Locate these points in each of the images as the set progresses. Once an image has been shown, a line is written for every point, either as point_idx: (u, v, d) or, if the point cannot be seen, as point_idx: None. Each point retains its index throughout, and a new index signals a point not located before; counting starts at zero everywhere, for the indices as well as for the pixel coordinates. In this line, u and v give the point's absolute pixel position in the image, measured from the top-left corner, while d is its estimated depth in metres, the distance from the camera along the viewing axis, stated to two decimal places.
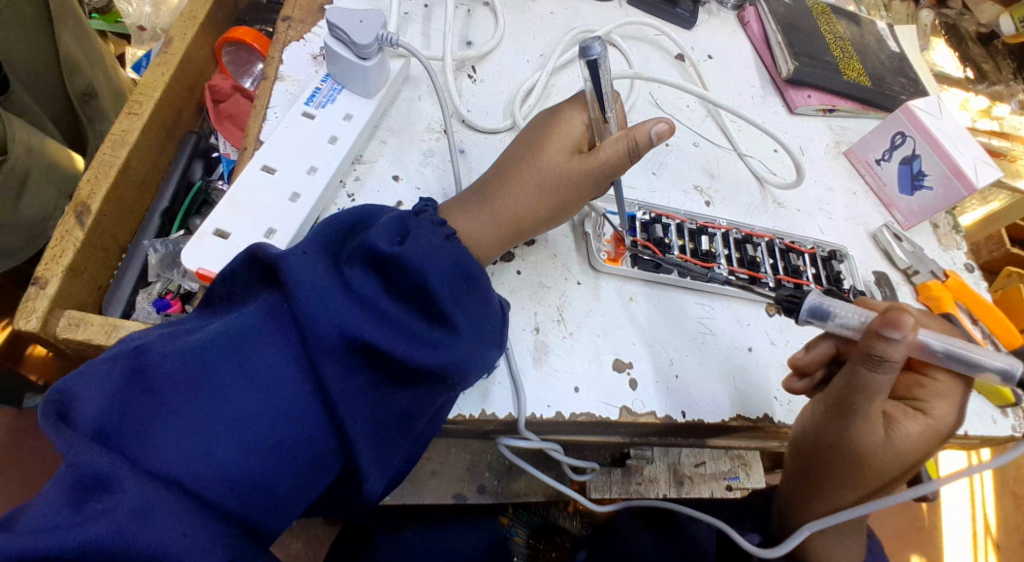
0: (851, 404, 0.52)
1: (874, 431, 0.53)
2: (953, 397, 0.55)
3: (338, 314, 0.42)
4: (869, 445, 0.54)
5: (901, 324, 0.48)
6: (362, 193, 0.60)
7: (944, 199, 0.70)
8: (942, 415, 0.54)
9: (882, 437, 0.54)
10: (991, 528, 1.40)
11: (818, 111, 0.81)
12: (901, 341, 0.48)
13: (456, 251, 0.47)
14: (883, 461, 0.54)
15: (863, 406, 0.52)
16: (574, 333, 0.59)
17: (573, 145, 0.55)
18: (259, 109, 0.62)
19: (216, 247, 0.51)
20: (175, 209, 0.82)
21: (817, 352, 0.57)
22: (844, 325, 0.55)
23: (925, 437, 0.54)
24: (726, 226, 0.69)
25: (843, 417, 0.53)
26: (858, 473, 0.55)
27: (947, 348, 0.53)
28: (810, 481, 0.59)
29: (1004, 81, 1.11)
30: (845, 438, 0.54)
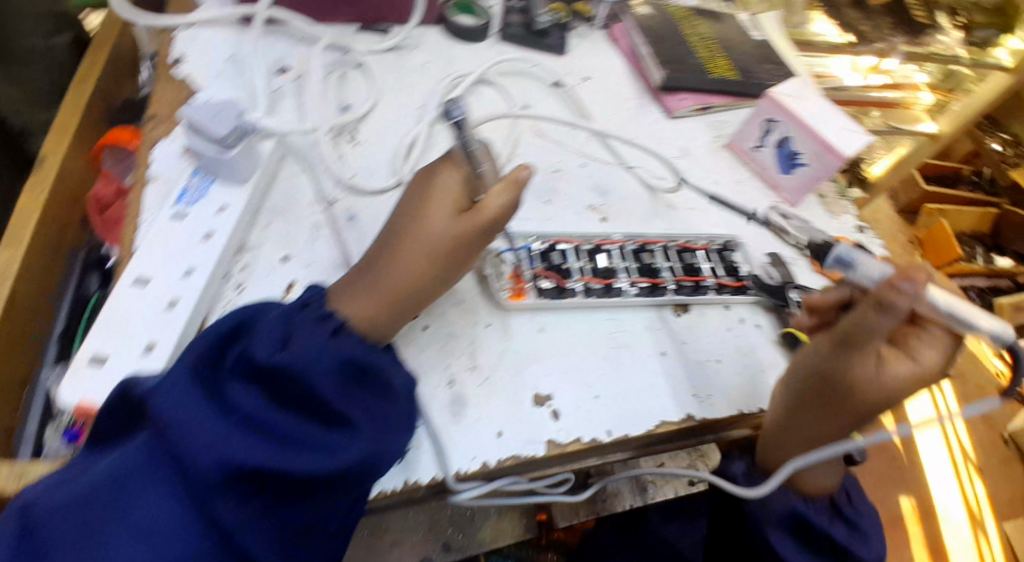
0: (854, 342, 0.50)
1: (865, 367, 0.51)
2: (947, 344, 0.51)
3: (216, 444, 0.40)
4: (861, 383, 0.51)
5: (911, 274, 0.48)
6: (251, 282, 0.58)
7: (821, 172, 0.74)
8: (930, 360, 0.51)
9: (874, 375, 0.51)
10: (971, 455, 1.45)
11: (694, 111, 0.84)
12: (910, 285, 0.47)
13: (341, 345, 0.45)
14: (869, 402, 0.52)
15: (865, 342, 0.50)
16: (490, 376, 0.60)
17: (455, 203, 0.50)
18: (132, 215, 0.60)
19: (93, 378, 0.50)
20: (72, 329, 0.79)
21: (834, 292, 0.60)
22: (865, 274, 0.54)
23: (914, 379, 0.51)
24: (620, 239, 0.70)
25: (842, 351, 0.52)
26: (848, 410, 0.54)
27: (951, 305, 0.49)
28: (798, 419, 0.57)
29: (884, 37, 1.14)
30: (839, 374, 0.52)
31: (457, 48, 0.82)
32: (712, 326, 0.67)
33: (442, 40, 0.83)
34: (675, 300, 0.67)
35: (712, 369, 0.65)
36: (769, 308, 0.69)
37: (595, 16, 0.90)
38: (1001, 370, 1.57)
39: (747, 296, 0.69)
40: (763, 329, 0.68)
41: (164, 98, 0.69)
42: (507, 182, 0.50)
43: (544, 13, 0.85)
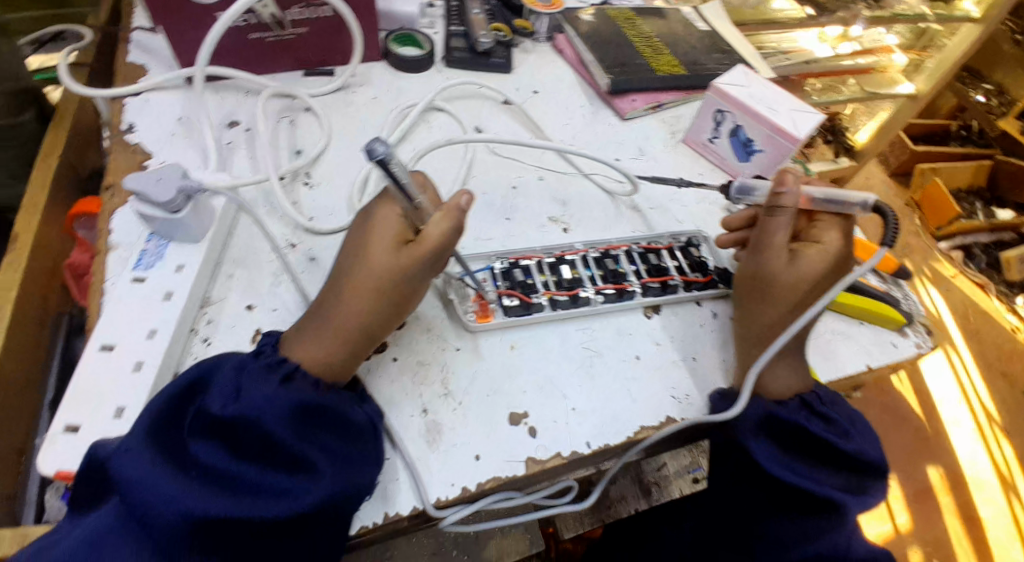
0: (760, 239, 0.61)
1: (782, 259, 0.60)
2: (838, 226, 0.62)
3: (176, 504, 0.40)
4: (782, 272, 0.59)
5: (785, 181, 0.61)
6: (217, 334, 0.59)
7: (778, 156, 0.74)
8: (831, 239, 0.61)
9: (789, 264, 0.60)
10: (995, 417, 1.49)
11: (647, 110, 0.86)
12: (789, 190, 0.60)
13: (296, 391, 0.45)
14: (799, 284, 0.59)
15: (769, 238, 0.60)
16: (463, 402, 0.59)
17: (398, 235, 0.51)
18: (98, 283, 0.61)
19: (68, 446, 0.50)
20: (65, 392, 0.82)
21: (741, 213, 0.69)
22: (762, 192, 0.68)
23: (826, 259, 0.60)
24: (582, 248, 0.70)
25: (761, 248, 0.61)
26: (775, 299, 0.59)
27: (825, 193, 0.62)
28: (744, 326, 0.61)
29: (842, 5, 1.24)
30: (763, 269, 0.60)
31: (408, 80, 0.84)
32: (684, 325, 0.67)
33: (388, 74, 0.84)
34: (644, 302, 0.67)
35: (685, 369, 0.64)
36: None
37: (537, 31, 0.92)
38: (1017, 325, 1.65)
39: (717, 289, 0.68)
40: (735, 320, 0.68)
41: (120, 165, 0.69)
42: (445, 212, 0.51)
43: (486, 34, 0.86)
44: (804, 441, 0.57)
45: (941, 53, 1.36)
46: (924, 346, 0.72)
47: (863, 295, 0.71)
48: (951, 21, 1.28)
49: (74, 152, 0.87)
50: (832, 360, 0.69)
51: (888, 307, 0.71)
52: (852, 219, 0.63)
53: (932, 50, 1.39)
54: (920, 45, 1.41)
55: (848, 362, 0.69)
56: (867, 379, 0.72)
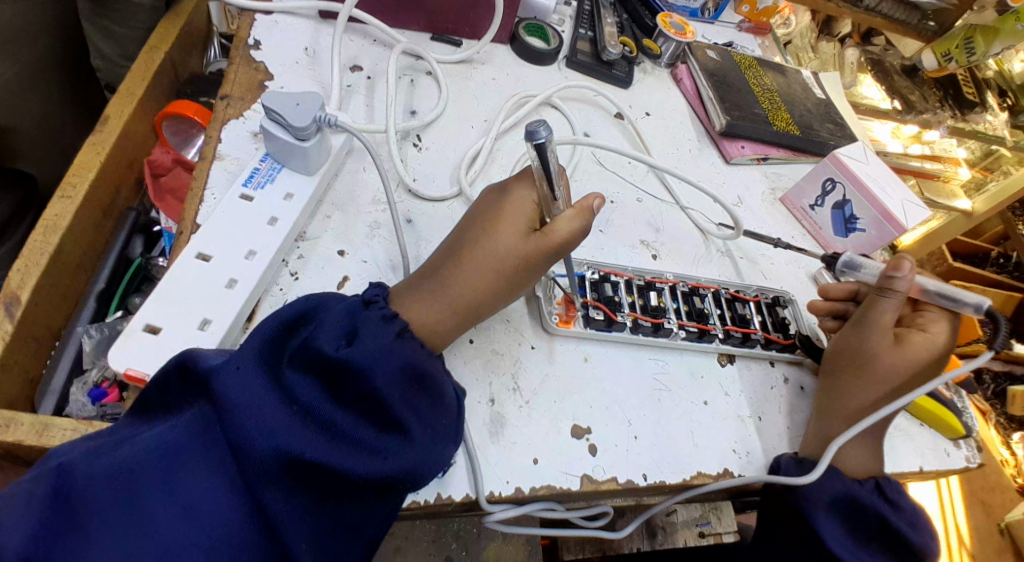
0: (866, 317, 0.63)
1: (885, 341, 0.62)
2: (946, 319, 0.64)
3: (277, 434, 0.41)
4: (883, 352, 0.62)
5: (901, 266, 0.61)
6: (306, 272, 0.58)
7: (878, 240, 0.73)
8: (937, 331, 0.63)
9: (891, 347, 0.62)
10: (965, 541, 1.50)
11: (752, 160, 0.84)
12: (903, 277, 0.61)
13: (408, 350, 0.45)
14: (895, 368, 0.62)
15: (876, 318, 0.62)
16: (530, 401, 0.59)
17: (528, 223, 0.51)
18: (197, 191, 0.60)
19: (145, 344, 0.49)
20: (113, 288, 0.77)
21: (842, 286, 0.69)
22: (870, 273, 0.67)
23: (927, 350, 0.62)
24: (672, 279, 0.69)
25: (864, 326, 0.63)
26: (869, 378, 0.62)
27: (940, 288, 0.63)
28: (828, 392, 0.63)
29: (931, 109, 1.21)
30: (863, 346, 0.62)
31: (526, 68, 0.82)
32: (755, 381, 0.66)
33: (510, 59, 0.82)
34: (721, 348, 0.66)
35: (750, 426, 0.63)
36: (814, 370, 0.68)
37: (661, 55, 0.89)
38: (1008, 459, 1.61)
39: (793, 354, 0.67)
40: (805, 391, 0.67)
41: (240, 78, 0.68)
42: (578, 211, 0.50)
43: (615, 45, 0.85)
44: (869, 522, 0.60)
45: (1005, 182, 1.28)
46: (973, 461, 0.69)
47: (932, 399, 0.69)
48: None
49: (180, 50, 0.83)
50: (888, 454, 0.67)
51: (951, 415, 0.69)
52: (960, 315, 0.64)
53: (997, 173, 1.36)
54: (984, 165, 1.38)
55: (904, 461, 0.68)
56: (910, 479, 0.70)
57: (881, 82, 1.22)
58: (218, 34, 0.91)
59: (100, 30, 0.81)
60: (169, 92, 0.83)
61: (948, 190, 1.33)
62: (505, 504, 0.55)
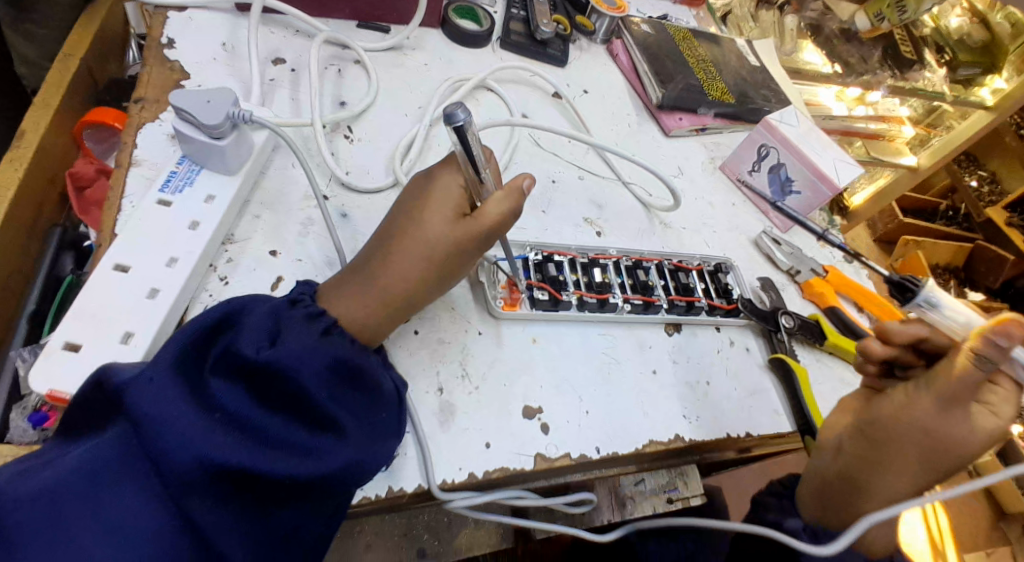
0: (953, 384, 0.51)
1: (956, 418, 0.52)
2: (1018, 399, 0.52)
3: (200, 443, 0.40)
4: (948, 431, 0.52)
5: (1013, 331, 0.47)
6: (236, 275, 0.56)
7: (814, 201, 0.74)
8: (1009, 400, 0.52)
9: (960, 426, 0.52)
10: None
11: (691, 131, 0.84)
12: (1009, 344, 0.48)
13: (336, 345, 0.46)
14: (955, 452, 0.52)
15: (965, 388, 0.50)
16: (479, 386, 0.59)
17: (455, 208, 0.50)
18: (114, 199, 0.58)
19: (65, 363, 0.47)
20: (45, 309, 0.74)
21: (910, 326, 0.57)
22: (949, 318, 0.55)
23: (991, 434, 0.52)
24: (616, 255, 0.69)
25: (943, 398, 0.52)
26: (922, 455, 0.53)
27: None
28: (869, 463, 0.56)
29: (871, 70, 1.23)
30: (935, 421, 0.52)
31: (460, 51, 0.81)
32: (703, 347, 0.67)
33: (442, 44, 0.81)
34: (668, 318, 0.66)
35: (699, 390, 0.64)
36: (756, 330, 0.70)
37: (596, 31, 0.89)
38: None
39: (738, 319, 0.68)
40: (751, 351, 0.68)
41: (154, 79, 0.66)
42: (506, 192, 0.50)
43: (548, 24, 0.83)
44: None
45: (949, 135, 1.34)
46: None
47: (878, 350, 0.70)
48: (965, 105, 1.27)
49: (97, 55, 0.79)
50: None
51: None
52: None
53: (940, 129, 1.40)
54: (928, 121, 1.43)
55: None
56: None
57: (821, 48, 1.23)
58: (136, 35, 0.85)
59: (21, 35, 0.80)
60: (87, 100, 0.79)
61: (893, 147, 1.38)
62: (467, 491, 0.54)
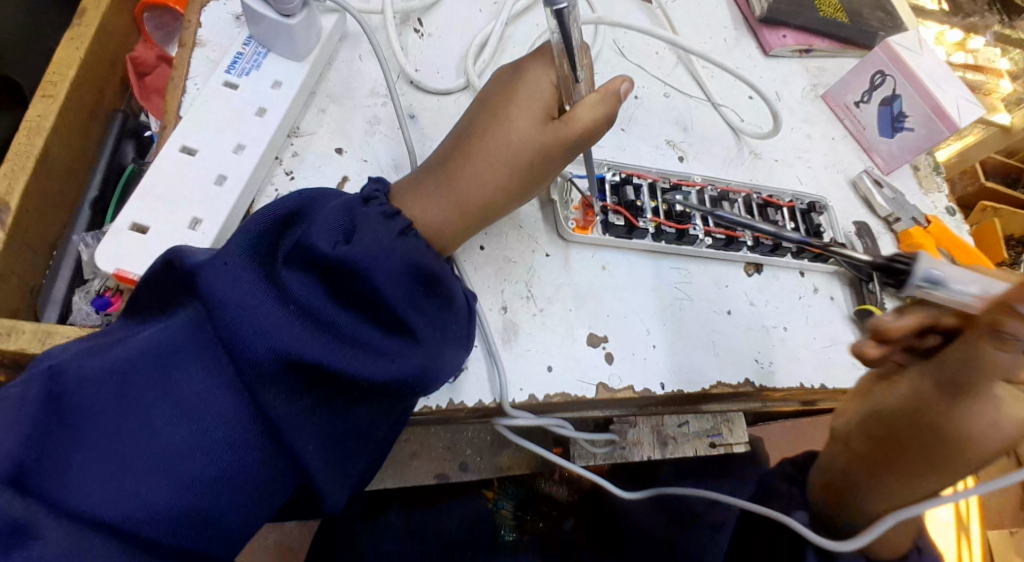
0: (964, 376, 0.43)
1: (979, 409, 0.44)
2: None
3: (273, 334, 0.39)
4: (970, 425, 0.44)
5: None
6: (301, 170, 0.54)
7: (926, 141, 0.66)
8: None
9: (984, 419, 0.44)
10: None
11: (794, 52, 0.75)
12: None
13: (411, 247, 0.43)
14: (983, 445, 0.45)
15: (984, 380, 0.42)
16: (544, 309, 0.56)
17: (543, 109, 0.46)
18: (178, 81, 0.55)
19: (136, 243, 0.47)
20: (107, 196, 0.73)
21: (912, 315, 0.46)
22: (960, 294, 0.44)
23: None
24: (701, 182, 0.64)
25: (956, 389, 0.43)
26: (945, 456, 0.46)
27: None
28: (881, 462, 0.49)
29: (977, 12, 1.11)
30: (953, 417, 0.44)
31: None
32: (784, 291, 0.62)
33: None
34: (749, 258, 0.61)
35: (776, 336, 0.60)
36: (844, 278, 0.64)
37: None
38: None
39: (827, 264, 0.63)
40: (835, 302, 0.63)
41: None
42: (601, 94, 0.45)
43: None
44: None
45: None
46: None
47: None
48: None
49: None
50: None
51: None
52: None
53: None
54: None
55: None
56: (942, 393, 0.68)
57: None
58: None
59: None
60: None
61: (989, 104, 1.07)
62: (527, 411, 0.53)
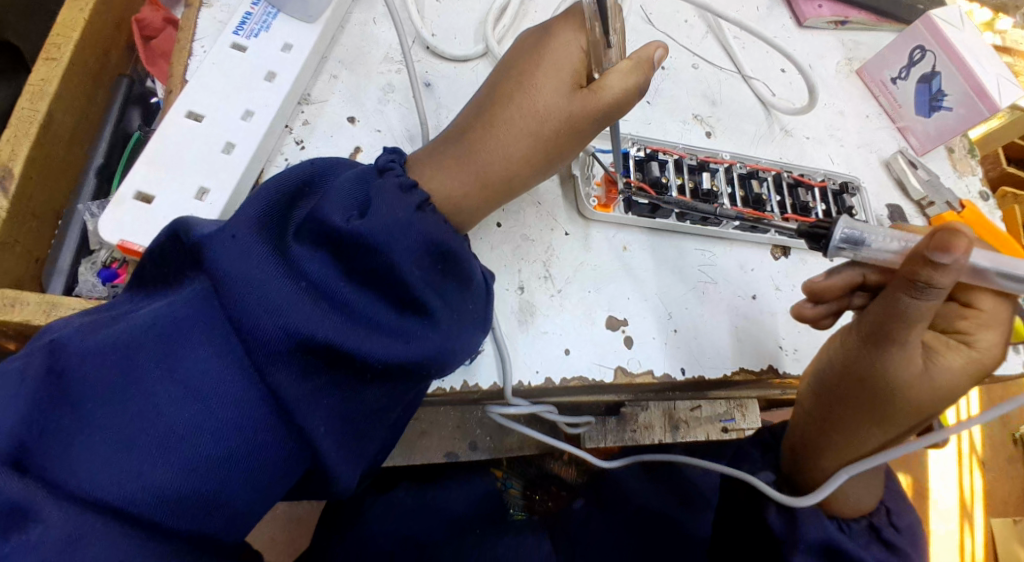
0: (884, 331, 0.44)
1: (908, 363, 0.44)
2: (999, 322, 0.45)
3: (284, 311, 0.37)
4: (902, 380, 0.45)
5: (954, 244, 0.39)
6: (312, 140, 0.51)
7: (965, 123, 0.63)
8: (994, 309, 0.45)
9: (915, 372, 0.45)
10: (977, 447, 1.31)
11: (829, 24, 0.72)
12: (952, 263, 0.39)
13: (428, 222, 0.41)
14: (919, 399, 0.45)
15: (907, 332, 0.43)
16: (562, 290, 0.53)
17: (571, 78, 0.44)
18: (183, 43, 0.52)
19: (141, 213, 0.45)
20: (113, 164, 0.70)
21: (839, 275, 0.49)
22: (881, 251, 0.48)
23: (963, 371, 0.45)
24: (729, 160, 0.61)
25: (880, 344, 0.45)
26: (883, 411, 0.47)
27: (997, 265, 0.44)
28: (831, 423, 0.50)
29: None
30: (885, 373, 0.45)
31: None
32: (813, 276, 0.60)
33: None
34: (777, 240, 0.59)
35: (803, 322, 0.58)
36: None
37: None
38: None
39: None
40: None
41: None
42: (634, 62, 0.43)
43: None
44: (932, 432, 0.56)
45: None
46: None
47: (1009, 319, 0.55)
48: None
49: None
50: None
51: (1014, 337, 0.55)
52: (1012, 299, 0.46)
53: None
54: None
55: None
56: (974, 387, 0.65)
57: None
58: None
59: None
60: None
61: None
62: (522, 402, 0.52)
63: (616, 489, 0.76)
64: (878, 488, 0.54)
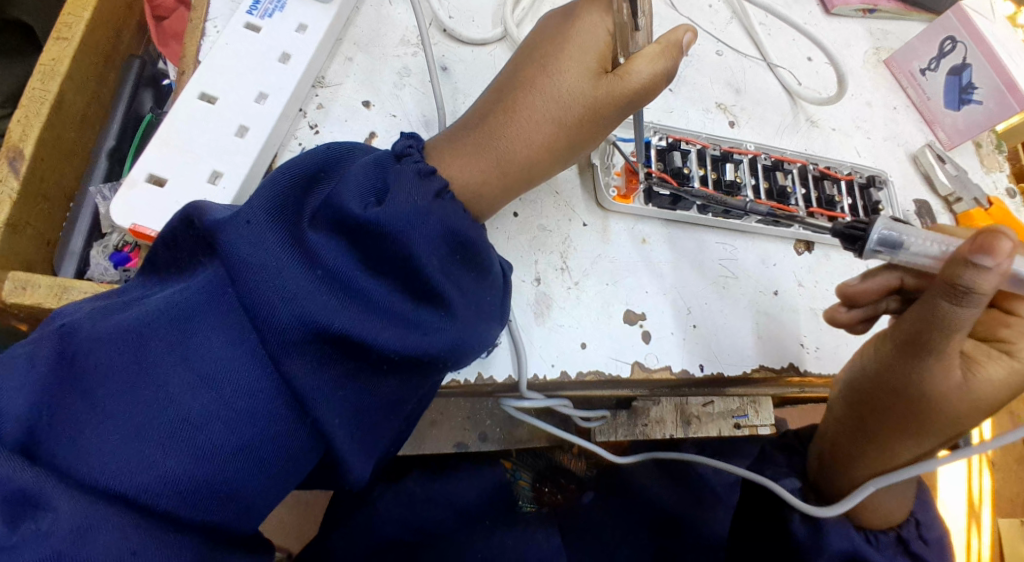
0: (924, 340, 0.42)
1: (947, 373, 0.43)
2: None
3: (300, 302, 0.36)
4: (941, 390, 0.44)
5: (996, 247, 0.38)
6: (327, 124, 0.50)
7: (993, 118, 0.61)
8: None
9: (955, 383, 0.43)
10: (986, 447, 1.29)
11: (856, 11, 0.70)
12: (995, 270, 0.38)
13: (447, 211, 0.40)
14: (957, 410, 0.44)
15: (947, 342, 0.42)
16: (580, 283, 0.52)
17: (596, 62, 0.42)
18: (196, 22, 0.51)
19: (152, 195, 0.44)
20: (125, 147, 0.70)
21: (875, 280, 0.48)
22: (918, 255, 0.46)
23: (1006, 383, 0.43)
24: (754, 151, 0.59)
25: (920, 354, 0.43)
26: (917, 421, 0.45)
27: None
28: (863, 430, 0.49)
29: None
30: (922, 383, 0.44)
31: None
32: (836, 272, 0.58)
33: None
34: (801, 235, 0.57)
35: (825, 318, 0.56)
36: None
37: None
38: None
39: None
40: None
41: None
42: (663, 47, 0.41)
43: None
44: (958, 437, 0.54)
45: None
46: None
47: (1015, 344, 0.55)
48: None
49: None
50: None
51: None
52: None
53: None
54: None
55: None
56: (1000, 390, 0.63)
57: None
58: None
59: None
60: None
61: None
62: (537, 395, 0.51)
63: (627, 483, 0.77)
64: (901, 491, 0.53)
